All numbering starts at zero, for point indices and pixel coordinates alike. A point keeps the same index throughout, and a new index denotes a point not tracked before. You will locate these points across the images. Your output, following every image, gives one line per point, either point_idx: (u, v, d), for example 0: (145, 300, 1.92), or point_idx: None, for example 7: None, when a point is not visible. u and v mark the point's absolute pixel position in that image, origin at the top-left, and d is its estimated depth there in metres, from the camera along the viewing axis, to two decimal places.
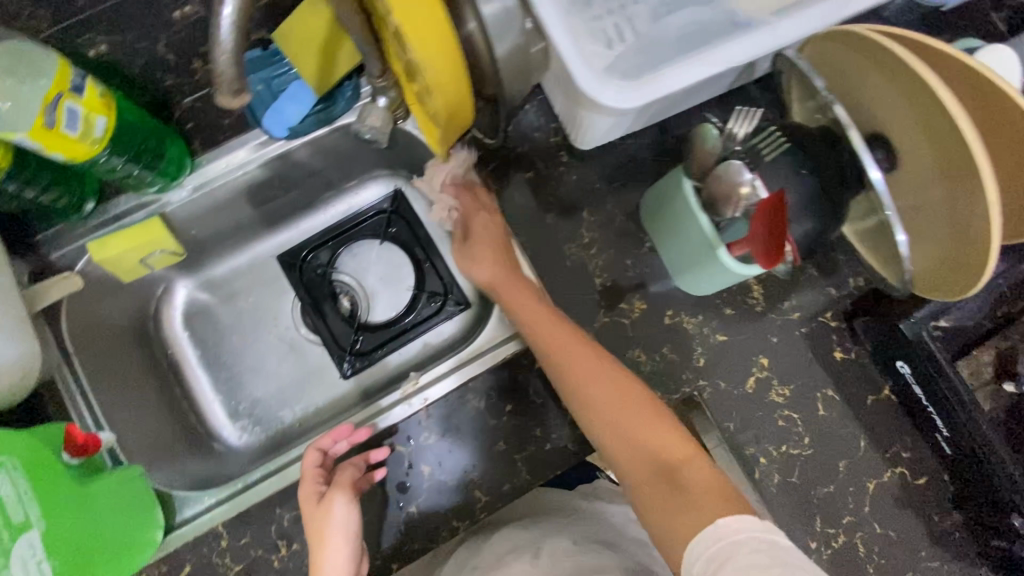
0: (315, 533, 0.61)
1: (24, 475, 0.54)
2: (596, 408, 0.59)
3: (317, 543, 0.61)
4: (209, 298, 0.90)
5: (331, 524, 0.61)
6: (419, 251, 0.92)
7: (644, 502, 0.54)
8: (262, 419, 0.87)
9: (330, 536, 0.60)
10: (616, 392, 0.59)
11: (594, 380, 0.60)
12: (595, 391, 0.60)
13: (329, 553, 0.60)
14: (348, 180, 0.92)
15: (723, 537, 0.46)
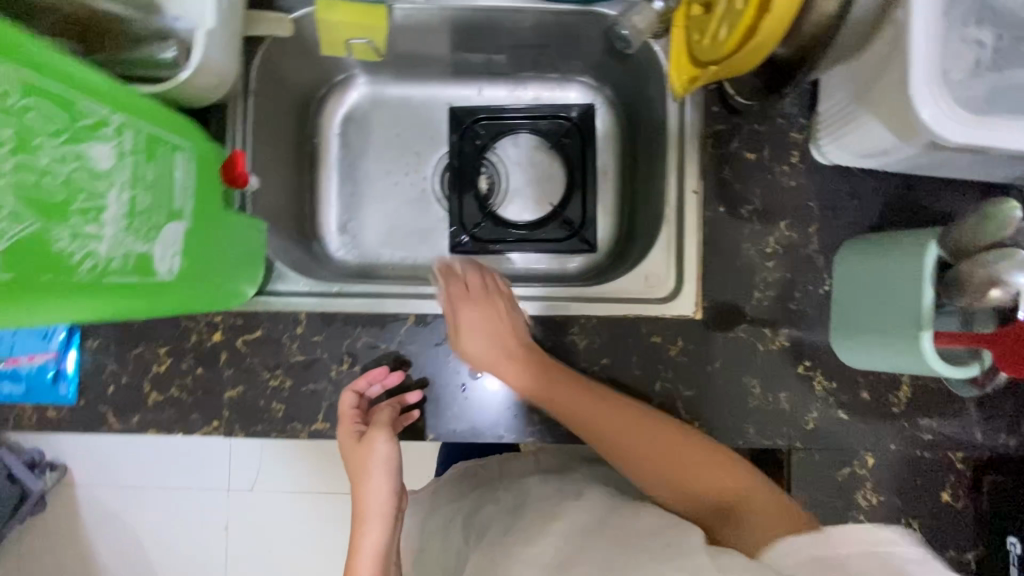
0: (360, 469, 0.65)
1: (194, 165, 0.50)
2: (693, 486, 0.56)
3: (362, 476, 0.65)
4: (370, 112, 0.89)
5: (377, 461, 0.65)
6: (578, 174, 0.87)
7: (735, 524, 0.51)
8: (362, 244, 0.87)
9: (371, 476, 0.65)
10: (680, 452, 0.58)
11: (688, 456, 0.58)
12: (681, 466, 0.57)
13: (371, 485, 0.65)
14: (551, 71, 0.86)
15: (834, 548, 0.45)
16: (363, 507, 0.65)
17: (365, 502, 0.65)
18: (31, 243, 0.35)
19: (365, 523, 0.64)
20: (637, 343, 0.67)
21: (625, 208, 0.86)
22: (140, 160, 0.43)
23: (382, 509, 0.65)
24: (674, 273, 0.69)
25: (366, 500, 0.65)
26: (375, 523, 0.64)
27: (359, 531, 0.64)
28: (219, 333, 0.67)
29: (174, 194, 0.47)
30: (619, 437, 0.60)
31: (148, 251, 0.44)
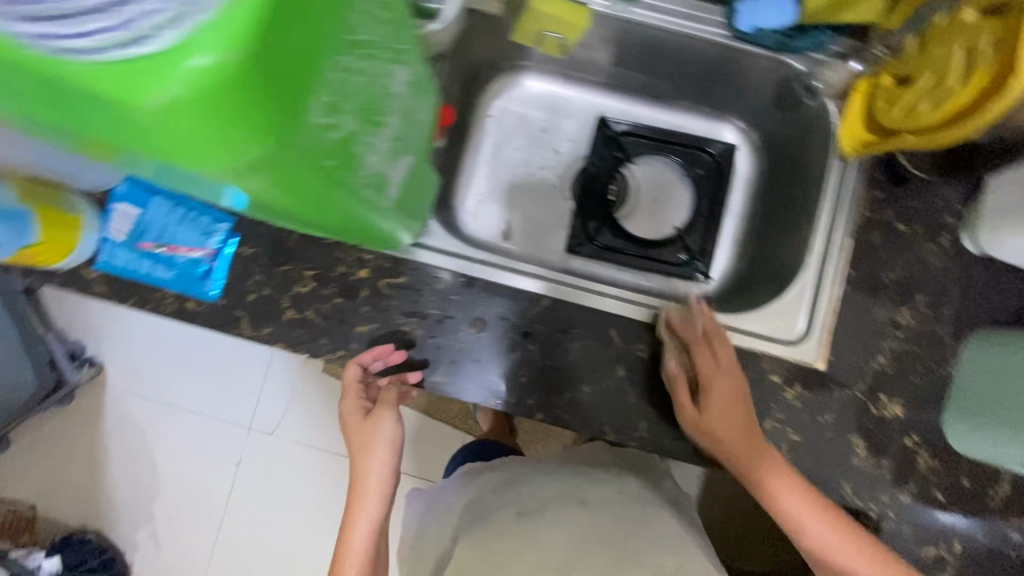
0: (357, 446, 0.69)
1: (430, 110, 0.53)
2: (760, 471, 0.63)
3: (359, 454, 0.68)
4: (525, 103, 0.93)
5: (376, 439, 0.68)
6: (707, 207, 0.90)
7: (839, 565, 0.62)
8: (488, 223, 0.92)
9: (369, 453, 0.68)
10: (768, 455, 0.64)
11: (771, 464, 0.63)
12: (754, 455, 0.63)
13: (369, 462, 0.68)
14: (705, 106, 0.90)
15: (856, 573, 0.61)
16: (360, 484, 0.68)
17: (363, 481, 0.68)
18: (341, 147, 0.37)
19: (359, 497, 0.68)
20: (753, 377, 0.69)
21: (746, 249, 0.88)
22: (411, 95, 0.46)
23: (376, 488, 0.67)
24: (806, 318, 0.71)
25: (364, 477, 0.68)
26: (372, 496, 0.67)
27: (353, 505, 0.68)
28: (365, 270, 0.71)
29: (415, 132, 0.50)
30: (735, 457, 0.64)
31: (388, 175, 0.47)
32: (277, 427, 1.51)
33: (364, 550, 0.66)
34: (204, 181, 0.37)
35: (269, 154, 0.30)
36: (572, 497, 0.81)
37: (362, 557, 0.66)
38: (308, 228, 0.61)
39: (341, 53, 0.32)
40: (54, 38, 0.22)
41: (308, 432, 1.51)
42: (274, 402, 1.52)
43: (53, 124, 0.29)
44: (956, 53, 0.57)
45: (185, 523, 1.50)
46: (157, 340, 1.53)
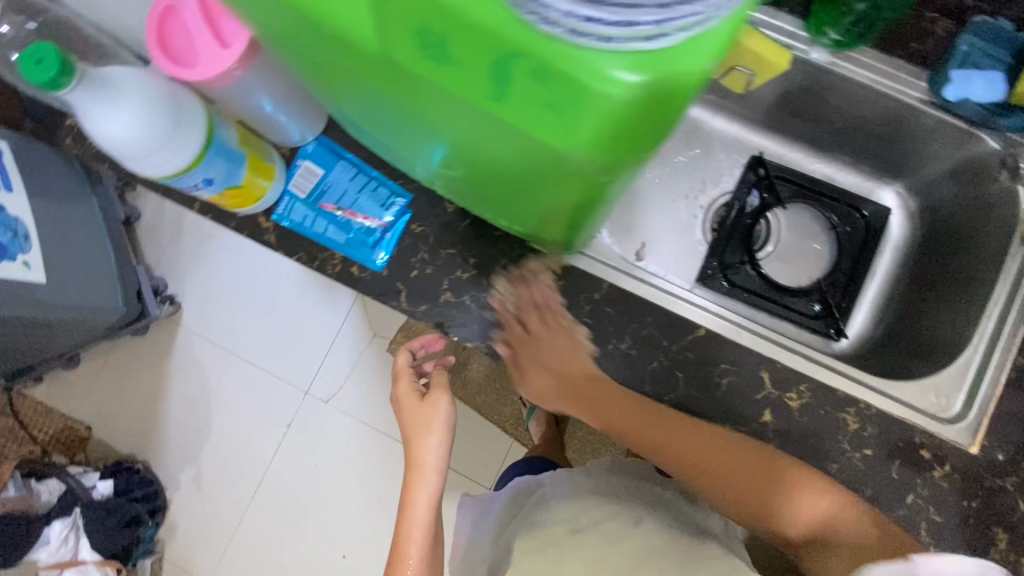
0: (408, 426, 0.76)
1: None
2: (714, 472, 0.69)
3: (408, 431, 0.75)
4: (682, 134, 0.95)
5: (427, 421, 0.74)
6: (852, 263, 0.88)
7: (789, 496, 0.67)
8: (626, 240, 0.92)
9: (419, 433, 0.74)
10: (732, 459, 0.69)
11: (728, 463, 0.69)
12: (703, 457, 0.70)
13: (424, 442, 0.74)
14: (865, 167, 0.90)
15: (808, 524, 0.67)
16: (415, 463, 0.74)
17: (417, 460, 0.74)
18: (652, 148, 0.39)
19: (416, 476, 0.74)
20: (902, 449, 0.67)
21: (886, 314, 0.87)
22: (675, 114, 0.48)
23: (430, 465, 0.74)
24: (965, 398, 0.70)
25: (416, 458, 0.74)
26: (428, 473, 0.73)
27: (411, 482, 0.74)
28: (527, 267, 0.72)
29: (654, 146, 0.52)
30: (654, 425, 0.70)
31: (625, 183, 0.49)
32: (333, 396, 1.43)
33: (424, 524, 0.72)
34: (516, 163, 0.38)
35: (643, 149, 0.32)
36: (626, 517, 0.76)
37: (421, 532, 0.72)
38: (487, 215, 0.63)
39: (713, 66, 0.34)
40: (594, 21, 0.23)
41: (361, 406, 1.42)
42: (336, 369, 1.44)
43: (472, 94, 0.29)
44: None
45: (223, 472, 1.44)
46: (231, 287, 1.45)
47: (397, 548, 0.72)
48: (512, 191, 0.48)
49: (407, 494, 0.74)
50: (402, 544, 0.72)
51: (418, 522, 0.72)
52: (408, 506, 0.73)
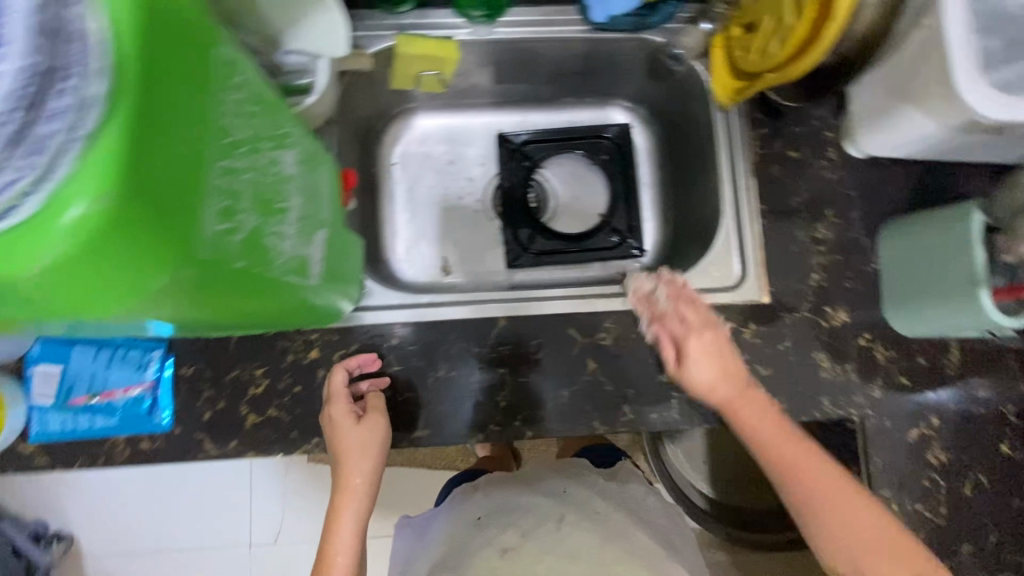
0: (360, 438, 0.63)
1: (331, 177, 0.53)
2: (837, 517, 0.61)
3: (353, 441, 0.63)
4: (425, 142, 0.95)
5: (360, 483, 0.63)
6: (621, 187, 0.94)
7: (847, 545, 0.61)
8: (425, 262, 0.91)
9: (365, 461, 0.63)
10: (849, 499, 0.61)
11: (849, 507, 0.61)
12: (834, 500, 0.61)
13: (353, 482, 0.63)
14: (591, 96, 0.94)
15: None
16: (340, 509, 0.63)
17: (340, 526, 0.62)
18: (237, 212, 0.35)
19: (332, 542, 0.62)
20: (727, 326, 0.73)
21: (669, 214, 0.93)
22: (304, 170, 0.46)
23: (361, 504, 0.63)
24: (740, 261, 0.75)
25: (344, 504, 0.63)
26: (358, 503, 0.63)
27: (338, 510, 0.63)
28: (315, 351, 0.69)
29: (300, 195, 0.45)
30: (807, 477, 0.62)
31: (312, 252, 0.48)
32: (279, 534, 1.27)
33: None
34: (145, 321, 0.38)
35: (209, 244, 0.32)
36: (551, 516, 0.85)
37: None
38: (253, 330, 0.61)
39: (214, 108, 0.32)
40: None
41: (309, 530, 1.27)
42: (269, 511, 1.27)
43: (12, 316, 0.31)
44: None
45: None
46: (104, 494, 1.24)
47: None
48: (221, 322, 0.46)
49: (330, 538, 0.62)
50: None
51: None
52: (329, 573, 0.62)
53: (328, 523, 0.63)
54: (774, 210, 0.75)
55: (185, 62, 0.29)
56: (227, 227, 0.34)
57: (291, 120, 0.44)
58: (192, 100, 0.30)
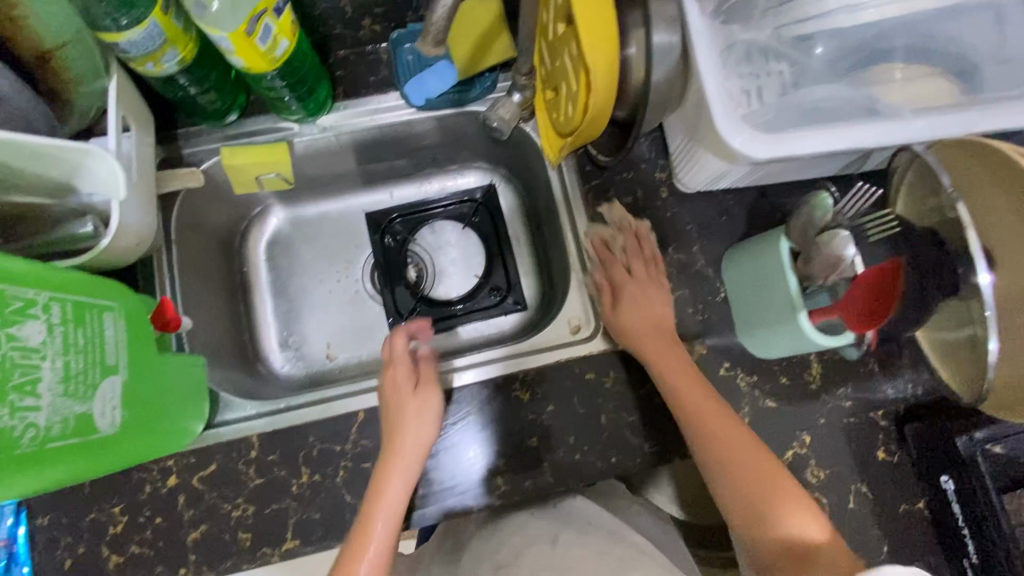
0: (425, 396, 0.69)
1: (124, 322, 0.54)
2: (728, 455, 0.61)
3: (410, 402, 0.68)
4: (294, 232, 0.95)
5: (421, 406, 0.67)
6: (495, 245, 0.95)
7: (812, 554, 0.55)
8: (307, 353, 0.91)
9: (422, 425, 0.66)
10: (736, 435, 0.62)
11: (735, 442, 0.62)
12: (721, 435, 0.62)
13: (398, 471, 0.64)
14: (450, 163, 0.96)
15: None
16: (390, 467, 0.64)
17: (416, 409, 0.67)
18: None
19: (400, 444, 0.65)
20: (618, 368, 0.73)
21: (542, 267, 0.94)
22: (68, 326, 0.46)
23: (408, 477, 0.64)
24: (593, 317, 0.77)
25: (391, 473, 0.63)
26: (408, 467, 0.64)
27: (383, 478, 0.63)
28: (174, 477, 0.68)
29: (61, 355, 0.45)
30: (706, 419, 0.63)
31: (88, 410, 0.47)
32: None
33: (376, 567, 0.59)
34: None
35: None
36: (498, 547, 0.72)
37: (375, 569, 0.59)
38: None
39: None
40: None
41: None
42: None
43: None
44: (565, 59, 0.65)
45: None
46: None
47: (382, 487, 0.63)
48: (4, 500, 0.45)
49: (383, 481, 0.63)
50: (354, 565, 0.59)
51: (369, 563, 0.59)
52: (399, 451, 0.65)
53: (373, 487, 0.63)
54: (618, 256, 0.76)
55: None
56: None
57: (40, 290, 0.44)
58: None
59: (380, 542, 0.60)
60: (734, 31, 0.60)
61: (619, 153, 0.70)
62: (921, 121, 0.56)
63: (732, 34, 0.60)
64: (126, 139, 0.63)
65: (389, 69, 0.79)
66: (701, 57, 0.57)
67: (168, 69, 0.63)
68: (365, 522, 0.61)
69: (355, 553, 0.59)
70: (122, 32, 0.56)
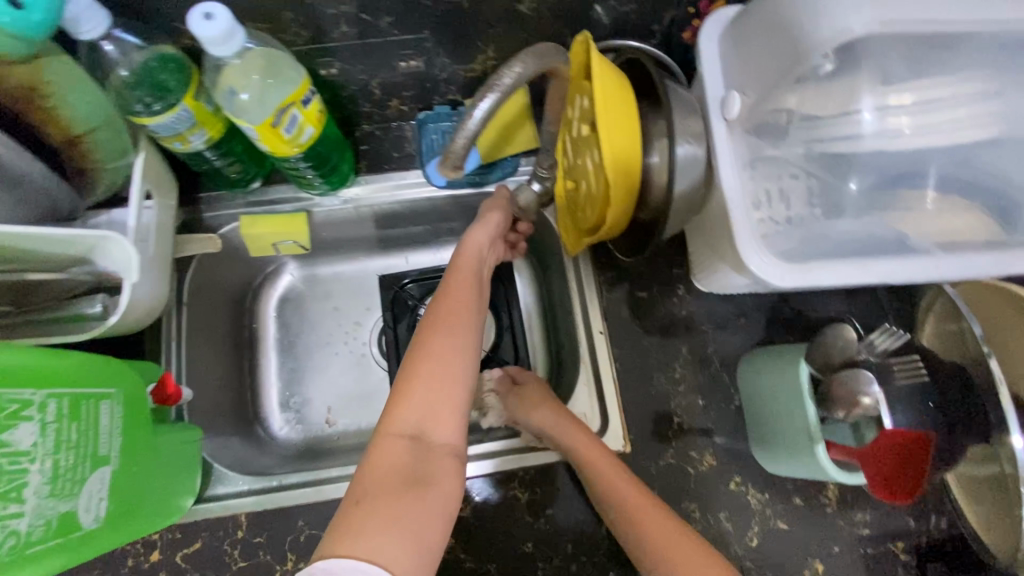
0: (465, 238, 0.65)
1: (121, 407, 0.53)
2: (646, 540, 0.57)
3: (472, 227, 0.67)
4: (305, 290, 0.94)
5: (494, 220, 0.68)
6: (505, 316, 0.89)
7: None
8: (306, 417, 0.88)
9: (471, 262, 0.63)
10: (680, 545, 0.55)
11: (649, 521, 0.57)
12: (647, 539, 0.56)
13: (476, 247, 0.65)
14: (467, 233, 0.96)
15: None
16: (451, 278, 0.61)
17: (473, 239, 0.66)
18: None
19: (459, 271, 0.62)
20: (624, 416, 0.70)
21: (552, 344, 0.90)
22: (63, 423, 0.46)
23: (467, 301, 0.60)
24: (600, 415, 0.72)
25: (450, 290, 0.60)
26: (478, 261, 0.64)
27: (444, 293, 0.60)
28: (157, 552, 0.66)
29: (52, 454, 0.45)
30: (636, 540, 0.57)
31: (71, 508, 0.46)
32: None
33: (452, 370, 0.54)
34: None
35: None
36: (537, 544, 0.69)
37: (443, 364, 0.54)
38: None
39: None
40: None
41: None
42: None
43: None
44: (587, 159, 0.65)
45: None
46: None
47: (430, 321, 0.57)
48: None
49: (431, 316, 0.57)
50: (418, 362, 0.54)
51: (444, 366, 0.54)
52: (455, 289, 0.60)
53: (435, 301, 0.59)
54: (630, 352, 0.74)
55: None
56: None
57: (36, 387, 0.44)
58: None
59: (452, 333, 0.56)
60: (760, 147, 0.57)
61: (636, 252, 0.68)
62: (956, 259, 0.53)
63: (758, 151, 0.57)
64: (149, 209, 0.63)
65: (413, 147, 0.80)
66: (723, 177, 0.56)
67: (195, 146, 0.63)
68: (404, 369, 0.54)
69: (423, 358, 0.54)
70: (155, 116, 0.57)
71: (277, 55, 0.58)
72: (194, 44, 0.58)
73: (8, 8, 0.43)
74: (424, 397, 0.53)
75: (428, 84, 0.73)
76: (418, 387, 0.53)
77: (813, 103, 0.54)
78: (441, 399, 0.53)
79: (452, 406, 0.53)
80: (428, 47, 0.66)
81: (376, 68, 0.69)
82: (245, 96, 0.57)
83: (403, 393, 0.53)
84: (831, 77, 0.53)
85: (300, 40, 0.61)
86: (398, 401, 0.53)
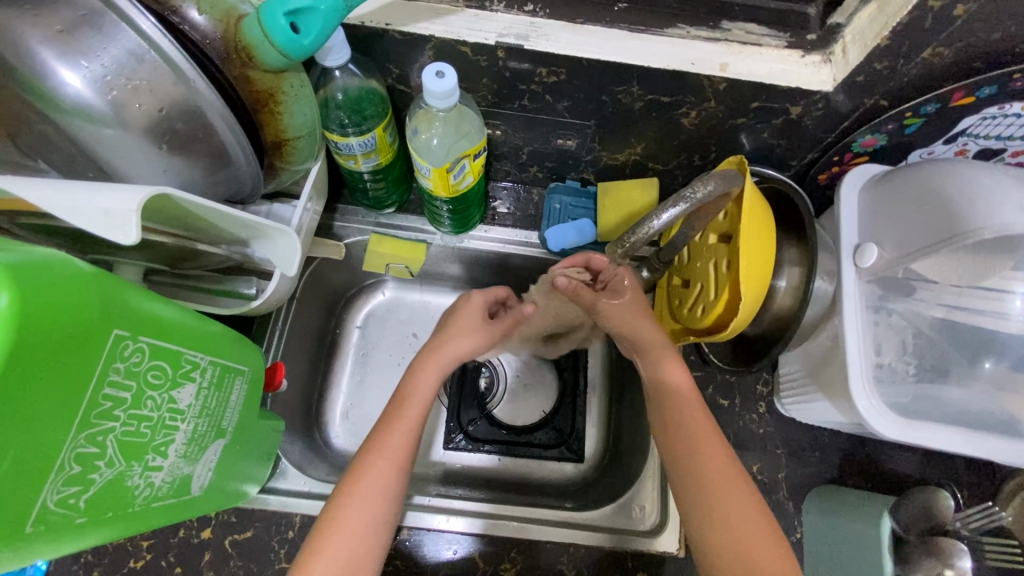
0: (423, 367, 0.66)
1: (245, 386, 0.55)
2: (680, 424, 0.60)
3: (418, 374, 0.66)
4: (390, 310, 0.97)
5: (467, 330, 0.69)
6: (570, 385, 0.91)
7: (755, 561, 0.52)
8: (362, 431, 0.89)
9: (421, 399, 0.64)
10: (713, 463, 0.57)
11: (686, 409, 0.61)
12: (683, 431, 0.59)
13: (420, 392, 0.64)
14: None
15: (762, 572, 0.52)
16: (393, 422, 0.62)
17: (415, 381, 0.65)
18: (91, 469, 0.37)
19: (405, 414, 0.62)
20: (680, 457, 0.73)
21: (612, 426, 0.89)
22: (208, 391, 0.49)
23: (411, 442, 0.61)
24: (660, 510, 0.74)
25: (392, 430, 0.61)
26: (412, 415, 0.63)
27: (384, 439, 0.60)
28: (209, 530, 0.67)
29: (195, 418, 0.47)
30: (670, 410, 0.61)
31: (191, 472, 0.48)
32: None
33: (373, 525, 0.56)
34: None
35: (24, 528, 0.33)
36: None
37: (366, 525, 0.56)
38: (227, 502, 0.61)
39: (88, 383, 0.35)
40: None
41: None
42: None
43: None
44: (709, 266, 0.69)
45: None
46: None
47: (365, 464, 0.59)
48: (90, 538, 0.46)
49: (365, 463, 0.59)
50: (346, 512, 0.56)
51: (368, 519, 0.56)
52: (396, 431, 0.61)
53: (373, 444, 0.60)
54: None
55: (53, 342, 0.32)
56: (72, 489, 0.36)
57: (199, 350, 0.46)
58: (48, 399, 0.33)
59: (382, 467, 0.58)
60: (885, 299, 0.61)
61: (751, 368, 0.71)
62: None
63: (881, 300, 0.61)
64: (307, 211, 0.70)
65: (536, 210, 0.87)
66: (848, 318, 0.60)
67: (364, 169, 0.70)
68: (332, 516, 0.56)
69: (355, 496, 0.57)
70: (347, 134, 0.64)
71: (466, 113, 0.65)
72: (396, 85, 0.68)
73: (288, 31, 0.49)
74: (338, 560, 0.54)
75: (570, 160, 0.80)
76: (336, 543, 0.54)
77: (941, 268, 0.57)
78: (360, 555, 0.55)
79: (364, 570, 0.55)
80: (588, 132, 0.73)
81: (533, 139, 0.76)
82: (435, 141, 0.65)
83: (321, 546, 0.54)
84: (980, 252, 0.56)
85: (483, 102, 0.69)
86: (315, 555, 0.54)
